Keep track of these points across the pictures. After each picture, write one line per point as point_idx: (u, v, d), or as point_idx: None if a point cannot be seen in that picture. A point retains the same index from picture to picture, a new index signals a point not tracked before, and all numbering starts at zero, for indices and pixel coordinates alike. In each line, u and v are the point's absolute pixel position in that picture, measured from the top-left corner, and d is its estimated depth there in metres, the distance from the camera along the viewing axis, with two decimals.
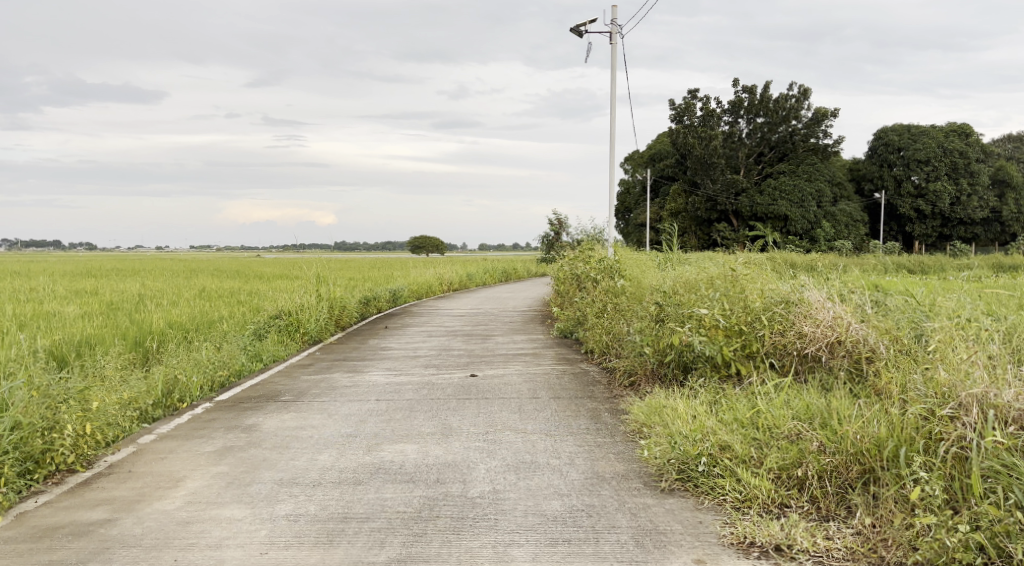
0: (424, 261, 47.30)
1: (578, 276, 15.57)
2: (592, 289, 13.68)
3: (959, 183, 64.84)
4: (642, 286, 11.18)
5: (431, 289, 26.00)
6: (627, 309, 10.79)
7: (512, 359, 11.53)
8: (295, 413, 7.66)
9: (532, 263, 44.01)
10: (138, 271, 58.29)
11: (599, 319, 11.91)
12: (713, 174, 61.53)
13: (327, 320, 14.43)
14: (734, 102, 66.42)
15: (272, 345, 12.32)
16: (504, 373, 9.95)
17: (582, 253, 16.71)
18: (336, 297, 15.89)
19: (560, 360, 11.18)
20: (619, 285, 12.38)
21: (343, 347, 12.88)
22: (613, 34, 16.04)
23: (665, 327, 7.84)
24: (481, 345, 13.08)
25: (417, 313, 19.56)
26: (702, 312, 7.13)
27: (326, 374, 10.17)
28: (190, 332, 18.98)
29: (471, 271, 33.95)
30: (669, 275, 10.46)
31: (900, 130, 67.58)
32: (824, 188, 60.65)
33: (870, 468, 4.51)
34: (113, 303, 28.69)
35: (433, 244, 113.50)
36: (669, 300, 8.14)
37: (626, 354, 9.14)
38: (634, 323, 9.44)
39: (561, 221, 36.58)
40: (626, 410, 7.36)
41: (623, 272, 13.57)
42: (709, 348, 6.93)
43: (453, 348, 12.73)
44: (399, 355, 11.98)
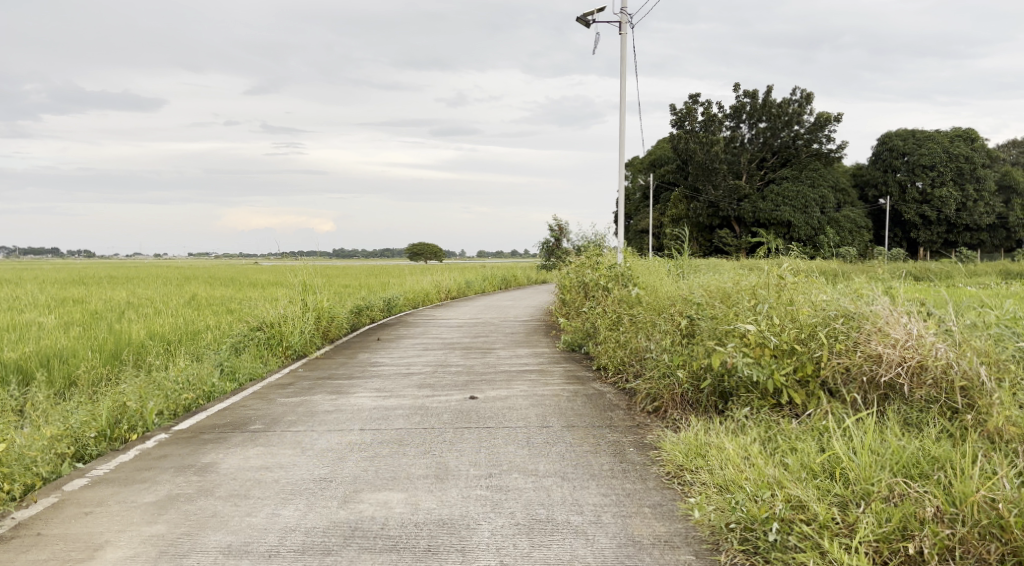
0: (421, 269, 46.18)
1: (586, 285, 14.38)
2: (602, 298, 12.53)
3: (965, 188, 63.82)
4: (663, 296, 10.00)
5: (427, 297, 24.82)
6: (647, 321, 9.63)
7: (516, 376, 10.38)
8: (262, 448, 6.47)
9: (533, 270, 42.92)
10: (130, 279, 57.19)
11: (612, 332, 10.75)
12: (715, 180, 60.50)
13: (313, 332, 13.26)
14: (736, 107, 65.41)
15: (251, 361, 11.15)
16: (508, 396, 8.76)
17: (589, 259, 15.56)
18: (325, 307, 14.71)
19: (569, 379, 10.03)
20: (634, 294, 11.20)
21: (328, 363, 11.69)
22: (624, 24, 14.91)
23: (698, 346, 6.70)
24: (482, 360, 11.92)
25: (413, 323, 18.38)
26: (746, 328, 6.03)
27: (307, 395, 9.00)
28: (170, 344, 17.77)
29: (470, 278, 32.84)
30: (694, 282, 9.31)
31: (905, 135, 66.58)
32: (828, 194, 59.62)
33: (1015, 550, 3.40)
34: (95, 312, 27.52)
35: (431, 251, 112.31)
36: (702, 313, 7.00)
37: (648, 373, 8.01)
38: (657, 337, 8.29)
39: (562, 227, 35.46)
40: (655, 444, 6.22)
41: (635, 280, 12.43)
42: (758, 374, 5.82)
43: (451, 363, 11.55)
44: (390, 373, 10.78)
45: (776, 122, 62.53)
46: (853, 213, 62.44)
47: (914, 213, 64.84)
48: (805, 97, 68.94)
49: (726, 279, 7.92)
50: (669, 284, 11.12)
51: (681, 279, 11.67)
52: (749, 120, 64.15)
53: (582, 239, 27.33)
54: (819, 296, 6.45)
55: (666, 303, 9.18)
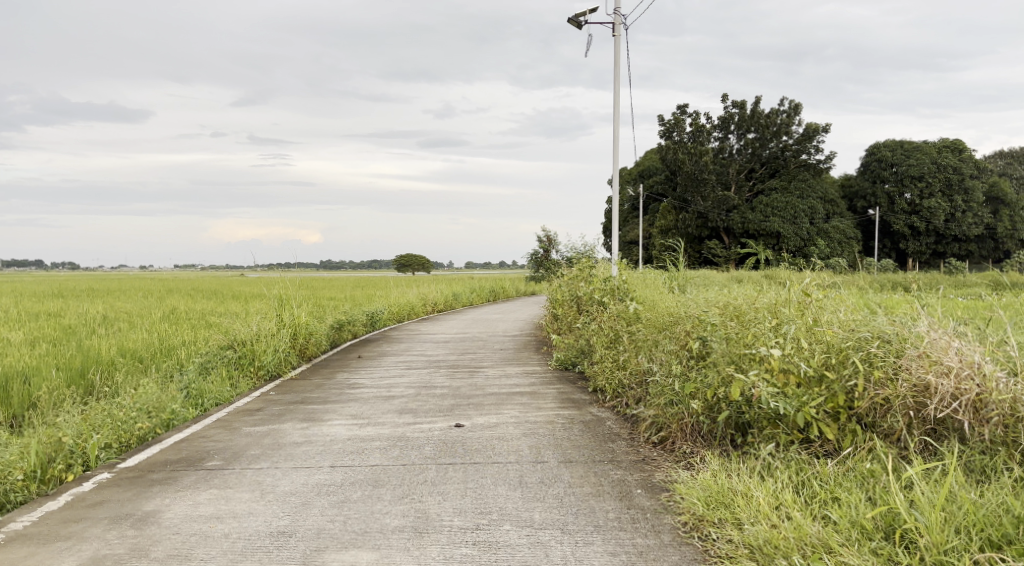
0: (408, 281, 45.29)
1: (581, 299, 13.60)
2: (597, 313, 11.81)
3: (953, 199, 63.74)
4: (666, 312, 9.26)
5: (413, 310, 23.98)
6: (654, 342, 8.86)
7: (506, 399, 9.61)
8: (216, 491, 5.66)
9: (521, 282, 42.20)
10: (110, 292, 55.94)
11: (609, 350, 10.02)
12: (703, 191, 60.13)
13: (289, 350, 12.40)
14: (724, 118, 65.19)
15: (218, 384, 10.29)
16: (497, 423, 7.97)
17: (582, 271, 14.86)
18: (303, 322, 13.86)
19: (564, 402, 9.27)
20: (636, 309, 10.42)
21: (303, 385, 10.85)
22: (617, 25, 14.28)
23: (712, 371, 5.97)
24: (469, 380, 11.14)
25: (397, 339, 17.58)
26: (770, 353, 5.34)
27: (276, 424, 8.18)
28: (141, 362, 16.84)
29: (457, 290, 32.06)
30: (701, 298, 8.60)
31: (893, 146, 66.50)
32: (817, 205, 59.43)
33: None
34: (68, 326, 26.50)
35: (418, 262, 111.23)
36: (715, 333, 6.28)
37: (654, 399, 7.27)
38: (663, 358, 7.55)
39: (551, 238, 34.82)
40: (667, 485, 5.49)
41: (633, 294, 11.72)
42: (787, 406, 5.13)
43: (436, 384, 10.76)
44: (369, 396, 9.96)
45: (764, 133, 62.28)
46: (842, 224, 62.19)
47: (903, 223, 64.61)
48: (793, 108, 68.89)
49: (739, 296, 7.23)
50: (677, 298, 10.36)
51: (686, 292, 10.91)
52: (738, 130, 63.90)
53: (572, 250, 26.65)
54: (849, 315, 5.78)
55: (672, 320, 8.43)
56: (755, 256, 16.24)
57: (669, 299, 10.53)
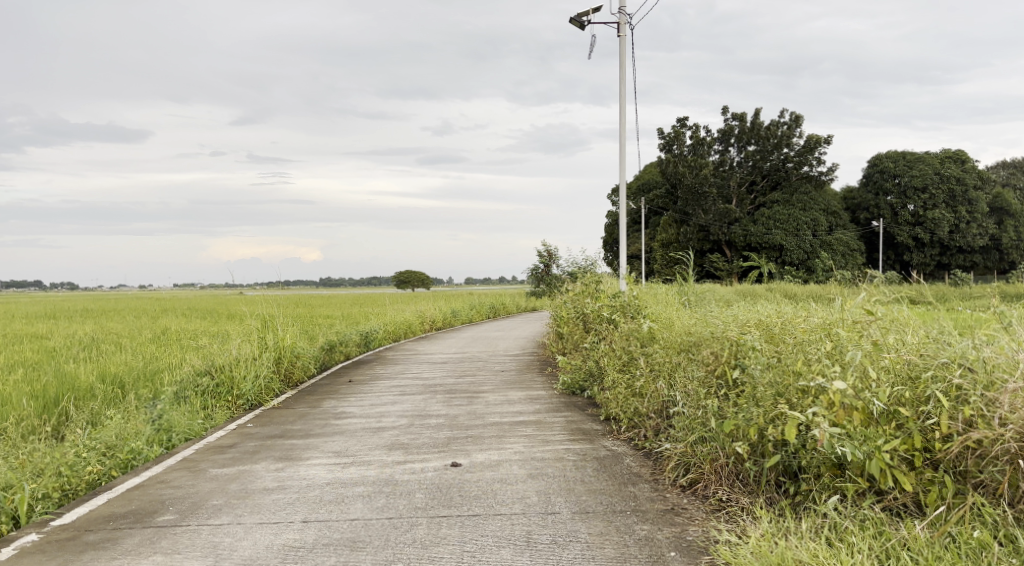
0: (406, 298, 44.23)
1: (588, 317, 12.62)
2: (606, 333, 10.86)
3: (958, 210, 63.04)
4: (687, 332, 8.32)
5: (409, 329, 23.01)
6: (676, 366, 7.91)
7: (508, 430, 8.63)
8: (158, 558, 4.69)
9: (522, 297, 41.21)
10: (104, 312, 54.77)
11: (622, 375, 9.07)
12: (705, 204, 59.36)
13: (272, 376, 11.43)
14: (724, 130, 64.54)
15: (190, 417, 9.30)
16: (500, 461, 6.99)
17: (587, 287, 13.93)
18: (289, 346, 12.90)
19: (574, 434, 8.31)
20: (653, 328, 9.46)
21: (285, 416, 9.87)
22: (622, 25, 13.44)
23: (756, 405, 5.04)
24: (468, 408, 10.16)
25: (393, 360, 16.59)
26: (830, 385, 4.42)
27: (249, 465, 7.20)
28: (121, 389, 15.82)
29: (456, 307, 31.10)
30: (729, 316, 7.68)
31: (894, 156, 65.79)
32: (819, 217, 58.53)
33: None
34: (51, 349, 25.56)
35: (417, 279, 110.30)
36: (755, 357, 5.36)
37: (684, 434, 6.33)
38: (689, 386, 6.61)
39: (551, 253, 33.94)
40: (708, 546, 4.56)
41: (645, 311, 10.79)
42: (855, 451, 4.21)
43: (431, 413, 9.79)
44: (357, 427, 8.97)
45: (765, 145, 61.56)
46: (845, 236, 61.35)
47: (906, 235, 63.70)
48: (793, 120, 68.29)
49: (778, 314, 6.32)
50: (698, 315, 9.41)
51: (706, 308, 9.94)
52: (738, 143, 63.26)
53: (572, 265, 25.74)
54: (919, 338, 4.86)
55: (697, 341, 7.50)
56: (762, 270, 15.37)
57: (687, 316, 9.58)
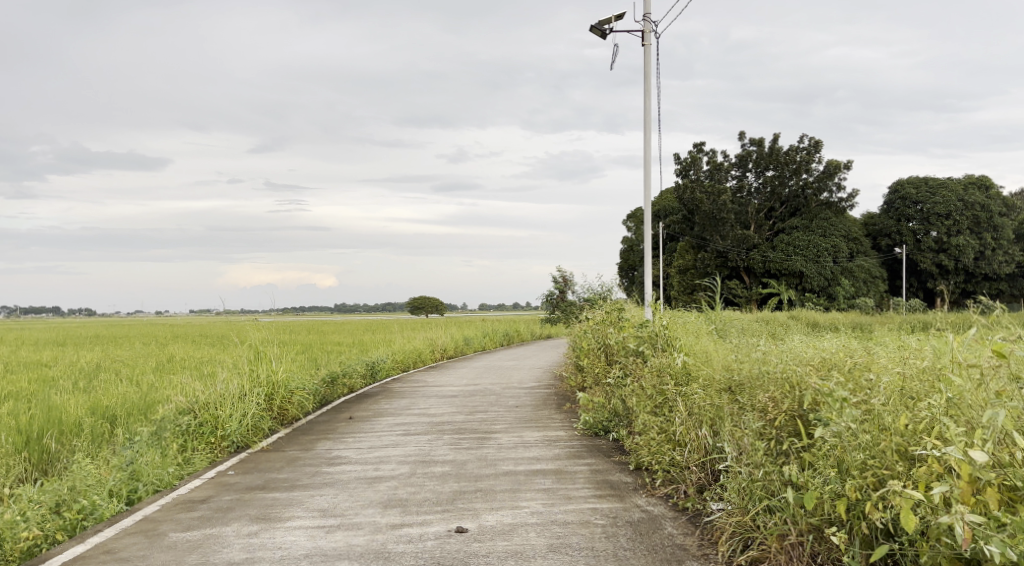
0: (417, 325, 43.15)
1: (611, 348, 11.47)
2: (633, 368, 9.72)
3: (983, 237, 61.50)
4: (733, 369, 7.24)
5: (419, 358, 21.91)
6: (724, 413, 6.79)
7: (524, 482, 7.46)
8: None
9: (535, 324, 40.15)
10: (114, 338, 54.12)
11: (655, 418, 7.94)
12: (723, 230, 58.21)
13: (263, 414, 10.35)
14: (742, 155, 63.52)
15: (166, 463, 8.24)
16: (513, 527, 5.85)
17: (609, 315, 12.81)
18: (285, 379, 11.82)
19: (602, 487, 7.17)
20: (690, 365, 8.34)
21: (273, 461, 8.78)
22: (646, 33, 12.48)
23: (848, 475, 3.90)
24: (478, 452, 9.00)
25: (399, 393, 15.48)
26: (960, 455, 3.29)
27: (219, 527, 6.10)
28: (109, 424, 14.76)
29: (468, 335, 30.02)
30: (786, 352, 6.61)
31: (916, 182, 64.44)
32: (841, 243, 57.11)
33: None
34: (49, 379, 24.60)
35: (431, 305, 109.47)
36: (837, 410, 4.24)
37: (743, 500, 5.20)
38: (744, 440, 5.50)
39: (567, 279, 32.87)
40: None
41: (677, 343, 9.65)
42: (1007, 552, 3.04)
43: (437, 459, 8.64)
44: (351, 477, 7.85)
45: (783, 170, 60.43)
46: (866, 263, 59.94)
47: (931, 263, 61.95)
48: (812, 144, 67.18)
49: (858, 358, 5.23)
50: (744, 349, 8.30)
51: (749, 340, 8.83)
52: (756, 168, 62.22)
53: (589, 291, 24.61)
54: None
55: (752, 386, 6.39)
56: (786, 298, 14.30)
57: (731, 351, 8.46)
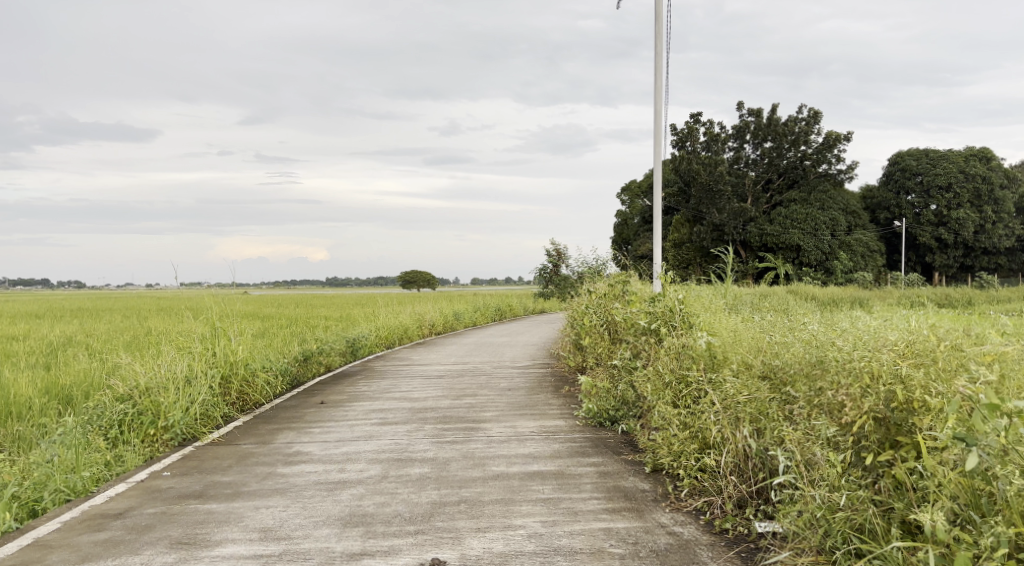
0: (406, 299, 41.70)
1: (618, 327, 10.12)
2: (645, 351, 8.39)
3: (983, 210, 60.25)
4: (778, 356, 5.99)
5: (404, 335, 20.53)
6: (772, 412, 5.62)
7: (519, 489, 6.10)
8: None
9: (528, 299, 38.77)
10: (94, 311, 52.50)
11: (677, 411, 6.61)
12: (719, 203, 56.88)
13: (216, 401, 8.96)
14: (739, 126, 61.88)
15: (92, 461, 6.88)
16: (505, 559, 4.51)
17: (613, 290, 11.45)
18: (246, 360, 10.42)
19: (617, 496, 5.85)
20: (718, 347, 7.04)
21: (220, 459, 7.40)
22: None
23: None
24: (463, 448, 7.62)
25: (379, 373, 14.14)
26: None
27: (124, 557, 4.73)
28: (58, 405, 13.35)
29: (458, 310, 28.67)
30: (850, 336, 5.36)
31: (917, 154, 63.00)
32: (839, 217, 55.77)
33: None
34: (11, 354, 23.06)
35: (422, 279, 107.78)
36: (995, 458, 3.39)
37: (804, 527, 4.04)
38: (818, 455, 4.24)
39: (560, 252, 31.49)
40: None
41: (697, 322, 8.32)
42: None
43: (415, 457, 7.26)
44: (309, 482, 6.48)
45: (781, 142, 58.82)
46: (864, 236, 58.74)
47: (929, 235, 60.94)
48: (811, 116, 65.60)
49: (965, 357, 4.23)
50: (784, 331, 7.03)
51: (784, 319, 7.56)
52: (754, 140, 60.64)
53: (584, 265, 23.24)
54: None
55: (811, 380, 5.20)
56: (784, 273, 12.97)
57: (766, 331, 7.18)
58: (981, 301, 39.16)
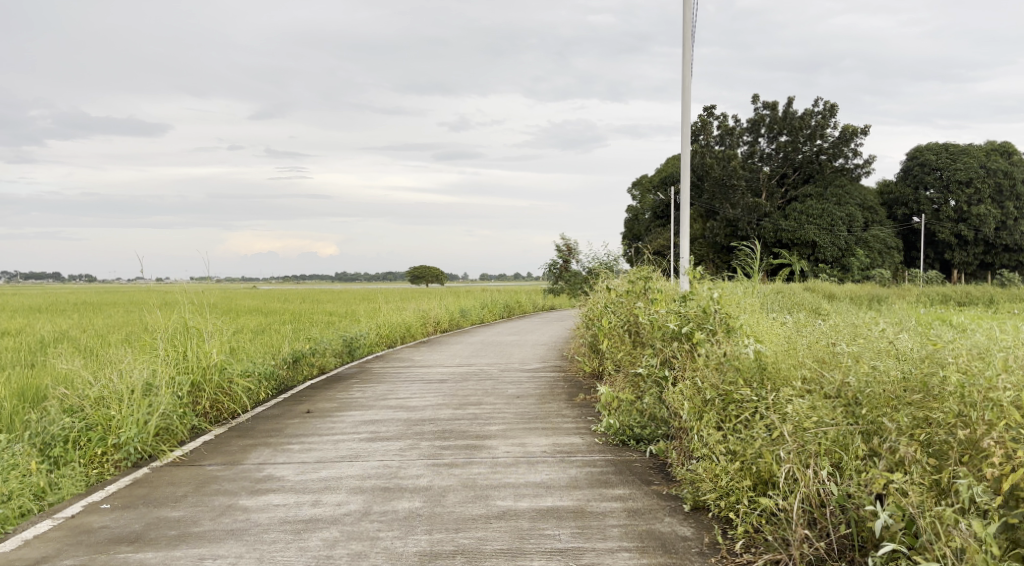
0: (411, 295, 40.50)
1: (642, 331, 8.93)
2: (679, 361, 7.23)
3: (1005, 205, 58.54)
4: (857, 374, 4.83)
5: (407, 333, 19.37)
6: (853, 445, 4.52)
7: (528, 535, 4.92)
8: None
9: (538, 295, 37.59)
10: (95, 306, 51.53)
11: (723, 435, 5.43)
12: (733, 198, 55.49)
13: (182, 412, 7.86)
14: (754, 119, 60.40)
15: (21, 490, 5.80)
16: None
17: (636, 285, 10.26)
18: (225, 363, 9.29)
19: (653, 547, 4.66)
20: (769, 359, 5.88)
21: (175, 485, 6.25)
22: None
23: None
24: (462, 473, 6.44)
25: (376, 376, 13.00)
26: None
27: None
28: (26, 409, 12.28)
29: (464, 306, 27.48)
30: (960, 358, 4.23)
31: (936, 148, 61.23)
32: (856, 212, 54.15)
33: None
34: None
35: (431, 274, 106.86)
36: None
37: None
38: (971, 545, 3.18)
39: (570, 248, 30.28)
40: None
41: (739, 327, 7.17)
42: None
43: (405, 487, 6.08)
44: (272, 521, 5.31)
45: (796, 135, 57.29)
46: (882, 232, 57.23)
47: (949, 232, 59.31)
48: (828, 109, 63.90)
49: None
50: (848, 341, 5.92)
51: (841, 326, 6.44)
52: (768, 133, 59.09)
53: (596, 259, 22.04)
54: None
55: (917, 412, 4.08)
56: (799, 269, 11.44)
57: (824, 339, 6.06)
58: (1004, 301, 37.59)
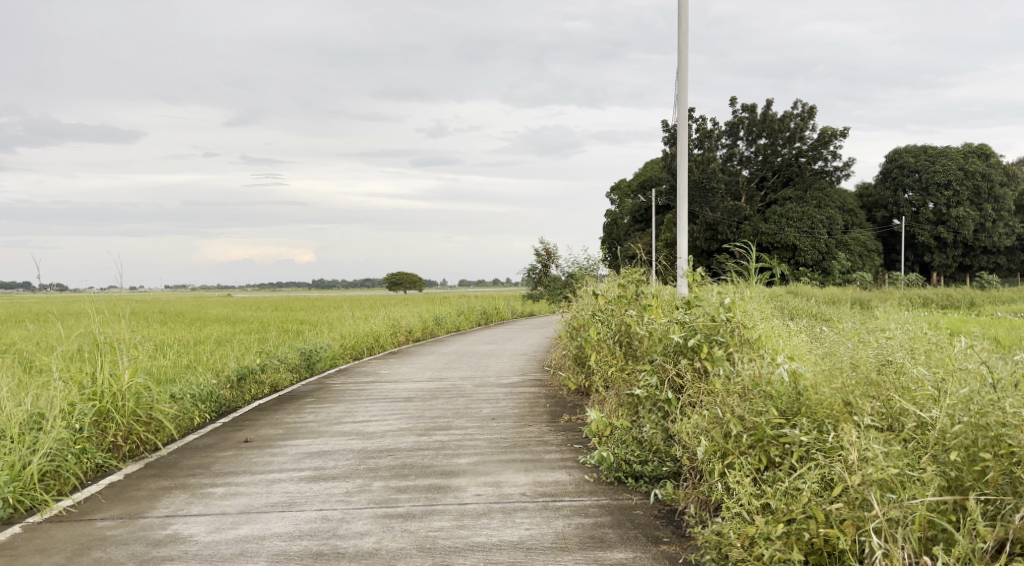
0: (385, 302, 39.10)
1: (637, 344, 7.67)
2: (688, 384, 5.94)
3: (983, 208, 58.14)
4: (960, 414, 3.62)
5: (375, 343, 17.98)
6: (951, 510, 3.43)
7: None
8: None
9: (516, 300, 36.35)
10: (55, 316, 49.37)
11: (757, 489, 4.12)
12: (712, 201, 54.63)
13: (79, 449, 6.42)
14: (733, 122, 59.64)
15: None
16: None
17: (627, 290, 8.92)
18: (144, 386, 7.73)
19: None
20: (809, 383, 4.60)
21: (45, 554, 4.82)
22: None
23: None
24: (418, 532, 5.07)
25: (334, 394, 11.61)
26: None
27: None
28: None
29: (440, 313, 26.14)
30: None
31: (915, 151, 60.75)
32: (836, 215, 53.37)
33: None
34: None
35: (410, 280, 105.83)
36: None
37: None
38: None
39: (550, 252, 29.03)
40: None
41: (757, 340, 5.93)
42: None
43: (341, 554, 4.70)
44: None
45: (775, 138, 56.58)
46: (862, 235, 56.66)
47: (928, 234, 58.86)
48: (807, 111, 63.30)
49: None
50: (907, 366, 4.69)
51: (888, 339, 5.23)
52: (747, 136, 58.29)
53: (576, 264, 20.78)
54: None
55: None
56: (780, 275, 9.56)
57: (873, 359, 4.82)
58: (987, 304, 36.83)
